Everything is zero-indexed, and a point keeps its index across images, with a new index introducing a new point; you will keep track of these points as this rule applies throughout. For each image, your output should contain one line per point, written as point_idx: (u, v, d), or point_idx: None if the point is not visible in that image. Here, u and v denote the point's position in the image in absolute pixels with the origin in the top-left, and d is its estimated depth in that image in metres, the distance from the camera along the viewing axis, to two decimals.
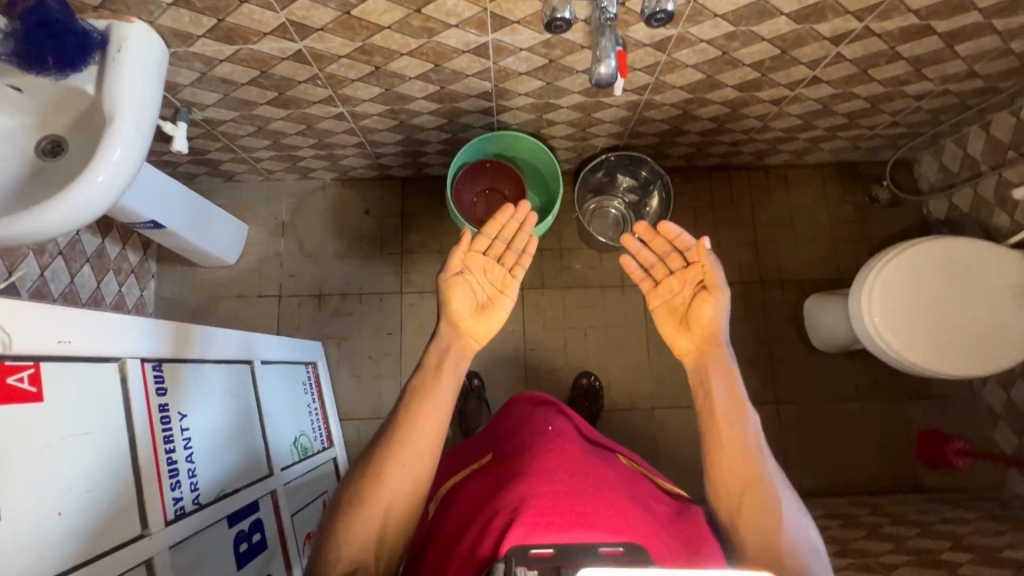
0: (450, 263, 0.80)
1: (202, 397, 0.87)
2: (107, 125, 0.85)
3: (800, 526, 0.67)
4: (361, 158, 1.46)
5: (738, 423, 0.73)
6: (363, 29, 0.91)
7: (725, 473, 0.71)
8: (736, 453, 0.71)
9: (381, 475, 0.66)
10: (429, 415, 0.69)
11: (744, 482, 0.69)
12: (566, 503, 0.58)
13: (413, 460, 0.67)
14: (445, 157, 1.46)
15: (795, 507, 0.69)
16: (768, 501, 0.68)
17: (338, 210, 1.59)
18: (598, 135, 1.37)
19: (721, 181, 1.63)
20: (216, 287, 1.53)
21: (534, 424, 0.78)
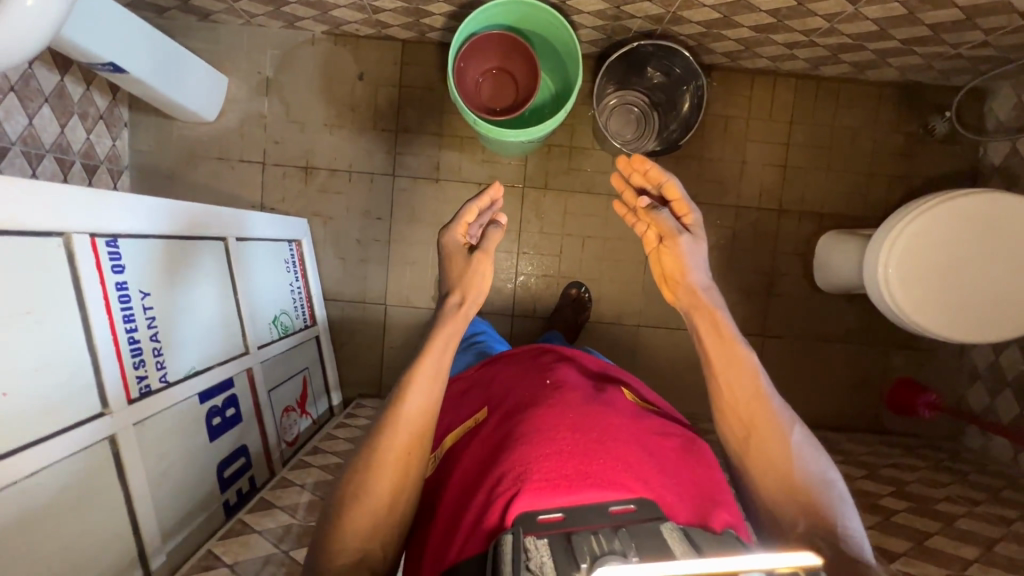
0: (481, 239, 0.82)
1: (183, 303, 0.86)
2: None
3: (815, 461, 0.67)
4: (355, 11, 1.26)
5: (737, 365, 0.71)
6: None
7: (737, 421, 0.70)
8: (741, 401, 0.70)
9: (381, 441, 0.66)
10: (425, 368, 0.71)
11: (749, 426, 0.69)
12: (571, 463, 0.59)
13: (409, 399, 0.68)
14: (450, 20, 1.25)
15: (807, 441, 0.69)
16: (778, 440, 0.67)
17: (329, 71, 1.41)
18: (633, 16, 1.16)
19: (765, 90, 1.43)
20: (194, 145, 1.42)
21: (534, 376, 0.77)
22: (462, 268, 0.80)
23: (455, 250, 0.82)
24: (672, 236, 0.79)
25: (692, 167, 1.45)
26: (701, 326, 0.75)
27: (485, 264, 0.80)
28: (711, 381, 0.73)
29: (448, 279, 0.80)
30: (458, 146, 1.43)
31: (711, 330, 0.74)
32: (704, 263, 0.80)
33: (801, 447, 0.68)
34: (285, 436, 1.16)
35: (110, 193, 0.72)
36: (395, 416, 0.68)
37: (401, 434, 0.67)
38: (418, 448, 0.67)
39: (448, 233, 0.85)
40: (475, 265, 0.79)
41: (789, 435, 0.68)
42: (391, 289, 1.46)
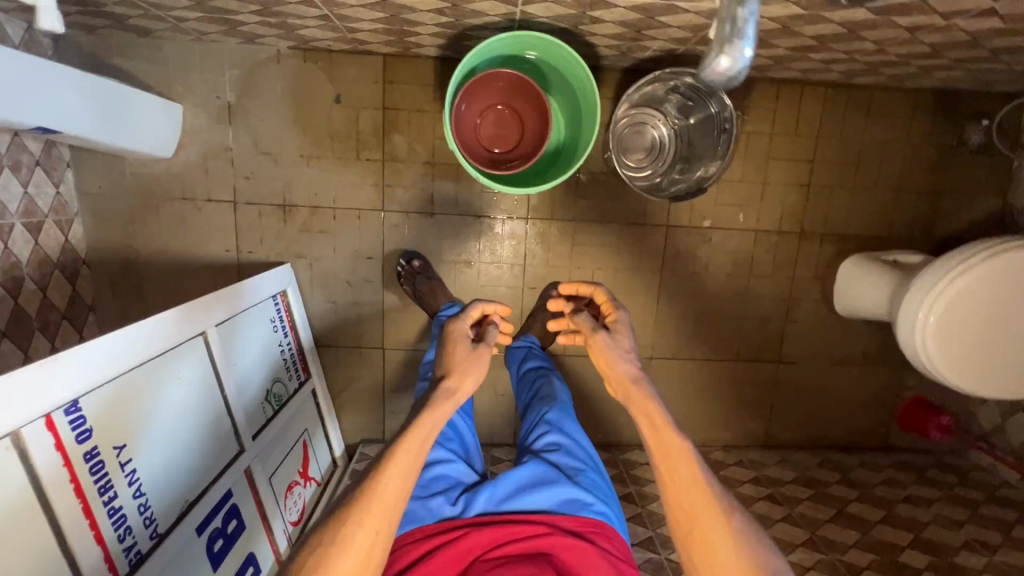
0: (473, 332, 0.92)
1: (164, 433, 0.77)
2: None
3: (759, 556, 0.61)
4: (327, 30, 1.07)
5: (671, 450, 0.69)
6: None
7: (675, 512, 0.66)
8: (680, 486, 0.66)
9: (356, 516, 0.63)
10: (413, 442, 0.71)
11: (690, 515, 0.64)
12: None
13: (385, 473, 0.67)
14: (441, 40, 1.08)
15: (753, 532, 0.63)
16: (715, 531, 0.63)
17: (301, 92, 1.22)
18: (655, 39, 1.00)
19: (790, 101, 1.29)
20: (152, 184, 1.25)
21: (489, 571, 0.71)
22: (463, 359, 0.85)
23: (461, 341, 0.88)
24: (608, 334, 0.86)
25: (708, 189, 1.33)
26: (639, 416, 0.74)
27: (485, 358, 0.87)
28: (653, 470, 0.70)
29: (446, 363, 0.85)
30: (452, 175, 1.28)
31: (645, 419, 0.73)
32: (630, 354, 0.84)
33: (750, 543, 0.62)
34: (291, 517, 1.10)
35: (63, 357, 0.63)
36: (364, 494, 0.65)
37: (368, 514, 0.64)
38: (383, 526, 0.64)
39: (455, 323, 0.93)
40: (474, 352, 0.86)
41: (734, 527, 0.63)
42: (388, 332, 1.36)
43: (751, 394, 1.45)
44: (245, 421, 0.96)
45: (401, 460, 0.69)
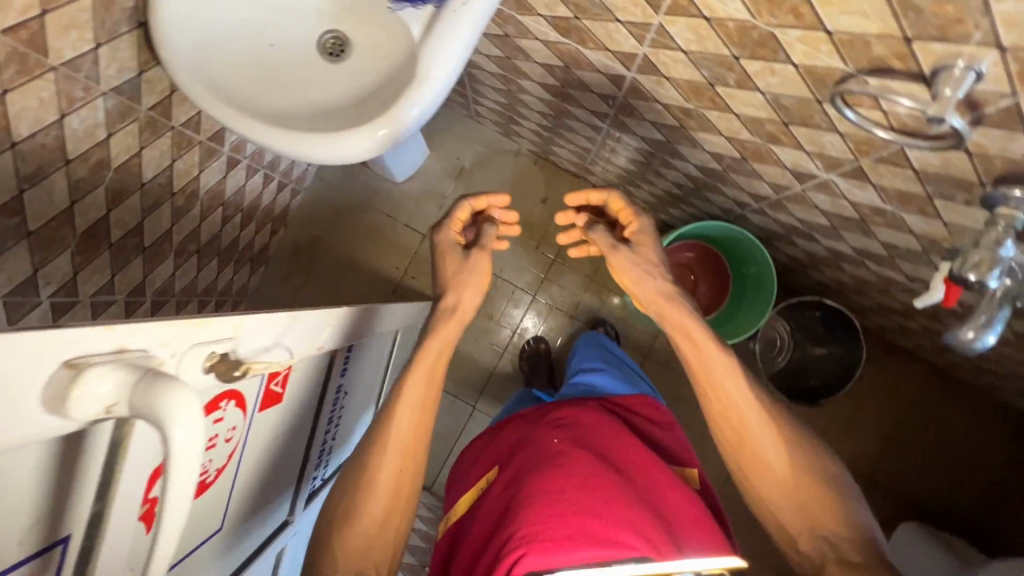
0: (469, 262, 0.82)
1: (356, 395, 0.95)
2: (412, 82, 0.73)
3: (808, 458, 0.74)
4: (574, 156, 1.35)
5: (731, 375, 0.75)
6: (709, 101, 0.79)
7: (728, 433, 0.76)
8: (736, 402, 0.75)
9: (381, 447, 0.75)
10: (428, 360, 0.79)
11: (744, 437, 0.75)
12: (566, 518, 0.62)
13: (399, 408, 0.76)
14: (654, 200, 1.34)
15: (800, 441, 0.75)
16: (768, 445, 0.74)
17: (519, 183, 1.49)
18: (823, 273, 1.23)
19: (896, 366, 1.47)
20: (372, 194, 1.49)
21: (540, 433, 0.79)
22: (460, 271, 0.83)
23: (450, 245, 0.84)
24: (616, 244, 0.82)
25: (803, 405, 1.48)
26: (680, 339, 0.78)
27: (481, 265, 0.82)
28: (701, 393, 0.77)
29: (444, 276, 0.83)
30: (601, 295, 1.48)
31: (684, 337, 0.78)
32: (659, 268, 0.82)
33: (797, 453, 0.74)
34: None
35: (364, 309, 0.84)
36: (383, 434, 0.76)
37: (390, 446, 0.75)
38: (405, 458, 0.76)
39: (440, 233, 0.85)
40: (470, 267, 0.82)
41: (782, 435, 0.74)
42: (486, 394, 1.48)
43: None
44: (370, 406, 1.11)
45: (409, 395, 0.77)
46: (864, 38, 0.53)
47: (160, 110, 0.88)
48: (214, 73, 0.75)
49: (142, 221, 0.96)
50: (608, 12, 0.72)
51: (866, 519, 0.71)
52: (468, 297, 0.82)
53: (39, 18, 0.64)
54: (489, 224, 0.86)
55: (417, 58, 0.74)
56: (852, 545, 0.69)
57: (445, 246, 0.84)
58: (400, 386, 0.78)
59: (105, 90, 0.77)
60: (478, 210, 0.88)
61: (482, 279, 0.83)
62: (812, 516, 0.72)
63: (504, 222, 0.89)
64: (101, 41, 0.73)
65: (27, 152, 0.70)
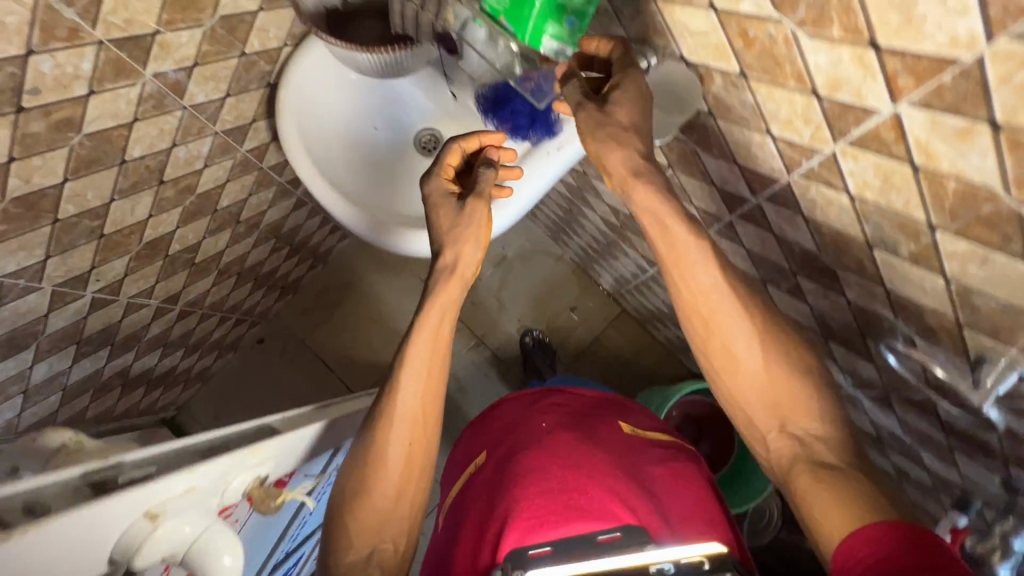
0: (465, 211, 0.70)
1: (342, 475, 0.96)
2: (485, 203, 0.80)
3: (795, 344, 0.60)
4: (613, 278, 1.40)
5: (706, 272, 0.58)
6: None
7: (706, 360, 0.62)
8: (710, 306, 0.59)
9: (383, 435, 0.67)
10: (421, 333, 0.70)
11: (727, 355, 0.60)
12: (557, 499, 0.64)
13: (399, 392, 0.68)
14: (676, 341, 1.37)
15: (774, 322, 0.60)
16: (745, 343, 0.59)
17: (553, 285, 1.54)
18: None
19: None
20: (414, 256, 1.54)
21: (529, 422, 0.79)
22: (455, 221, 0.70)
23: (445, 194, 0.71)
24: (603, 108, 0.56)
25: None
26: (656, 241, 0.60)
27: (481, 213, 0.69)
28: (664, 279, 0.61)
29: (435, 232, 0.70)
30: None
31: (660, 233, 0.59)
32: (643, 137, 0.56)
33: (777, 345, 0.59)
34: None
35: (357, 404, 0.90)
36: (387, 413, 0.68)
37: (392, 430, 0.67)
38: (417, 442, 0.69)
39: (429, 183, 0.73)
40: (470, 216, 0.69)
41: (757, 324, 0.59)
42: None
43: None
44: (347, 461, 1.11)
45: (411, 370, 0.68)
46: (921, 307, 0.56)
47: (256, 152, 0.95)
48: (319, 150, 0.81)
49: (203, 239, 1.00)
50: (686, 194, 0.78)
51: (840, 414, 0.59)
52: (466, 250, 0.70)
53: (189, 68, 0.72)
54: (488, 164, 0.71)
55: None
56: (826, 443, 0.58)
57: (437, 200, 0.71)
58: (403, 355, 0.69)
59: (218, 131, 0.83)
60: (468, 149, 0.74)
61: (483, 231, 0.71)
62: (784, 410, 0.59)
63: (505, 164, 0.74)
64: (231, 93, 0.80)
65: (131, 170, 0.76)
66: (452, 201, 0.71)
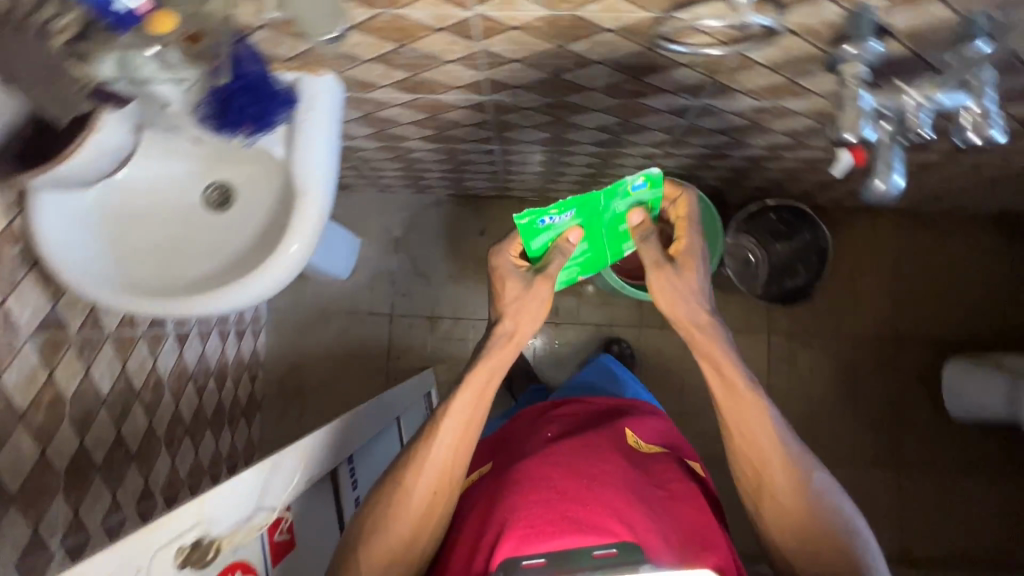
0: (516, 284, 0.77)
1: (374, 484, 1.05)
2: (296, 197, 0.77)
3: (784, 439, 0.75)
4: (489, 182, 1.39)
5: (734, 365, 0.76)
6: (564, 88, 0.83)
7: (732, 442, 0.76)
8: (741, 411, 0.75)
9: (417, 470, 0.74)
10: (473, 420, 0.77)
11: (746, 442, 0.75)
12: (556, 510, 0.66)
13: (431, 447, 0.75)
14: (575, 186, 1.38)
15: (781, 423, 0.76)
16: (761, 424, 0.74)
17: (453, 227, 1.53)
18: (755, 180, 1.26)
19: (866, 227, 1.49)
20: (327, 302, 1.51)
21: (535, 439, 0.86)
22: (520, 292, 0.77)
23: (511, 270, 0.79)
24: (681, 273, 0.77)
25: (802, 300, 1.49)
26: (687, 324, 0.78)
27: (543, 292, 0.78)
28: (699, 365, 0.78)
29: (497, 303, 0.79)
30: (574, 292, 1.50)
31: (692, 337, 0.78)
32: (696, 292, 0.77)
33: (782, 448, 0.74)
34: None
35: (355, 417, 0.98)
36: (421, 456, 0.75)
37: (426, 472, 0.74)
38: (443, 487, 0.75)
39: (498, 252, 0.80)
40: (531, 294, 0.77)
41: (764, 411, 0.75)
42: None
43: (871, 505, 1.43)
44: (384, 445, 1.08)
45: (446, 424, 0.76)
46: None
47: (89, 327, 0.90)
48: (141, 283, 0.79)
49: (120, 431, 0.97)
50: (434, 57, 0.75)
51: (832, 502, 0.73)
52: (530, 324, 0.79)
53: None
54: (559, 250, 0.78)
55: (293, 173, 0.77)
56: (804, 530, 0.72)
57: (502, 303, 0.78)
58: (444, 407, 0.77)
59: (28, 336, 0.79)
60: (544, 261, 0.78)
61: (541, 308, 0.80)
62: (772, 502, 0.74)
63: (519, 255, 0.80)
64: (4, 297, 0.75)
65: None
66: (520, 306, 0.77)
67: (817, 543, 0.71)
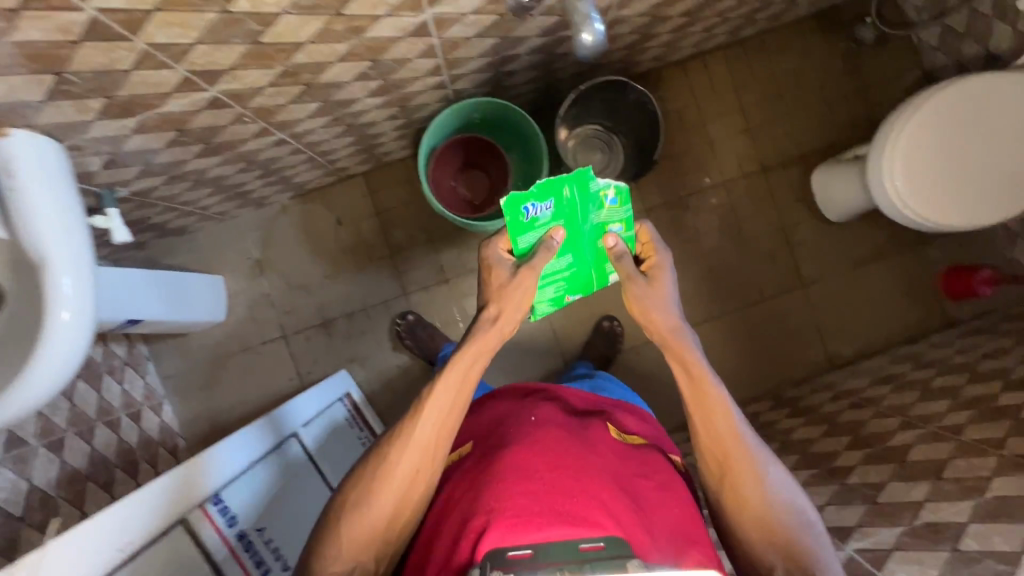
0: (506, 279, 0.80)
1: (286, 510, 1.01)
2: (38, 271, 0.70)
3: (760, 465, 0.75)
4: (316, 170, 1.31)
5: (714, 386, 0.78)
6: (279, 52, 0.76)
7: (708, 446, 0.77)
8: (720, 422, 0.77)
9: (402, 452, 0.75)
10: (444, 416, 0.77)
11: (720, 451, 0.76)
12: (545, 503, 0.65)
13: (417, 427, 0.76)
14: (401, 141, 1.32)
15: (757, 446, 0.77)
16: (738, 447, 0.76)
17: (309, 227, 1.47)
18: (564, 68, 1.21)
19: (700, 73, 1.48)
20: (217, 348, 1.46)
21: (521, 413, 0.83)
22: (504, 283, 0.80)
23: (497, 260, 0.82)
24: (650, 286, 0.83)
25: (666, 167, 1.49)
26: (667, 336, 0.81)
27: (528, 285, 0.79)
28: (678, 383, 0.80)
29: (487, 291, 0.81)
30: (452, 244, 1.47)
31: (672, 355, 0.80)
32: (671, 303, 0.82)
33: (760, 474, 0.75)
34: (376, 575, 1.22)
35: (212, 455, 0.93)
36: (405, 436, 0.75)
37: (409, 449, 0.75)
38: (423, 471, 0.76)
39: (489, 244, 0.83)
40: (518, 284, 0.79)
41: (746, 437, 0.76)
42: None
43: (790, 328, 1.50)
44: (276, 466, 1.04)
45: (425, 416, 0.76)
46: None
47: None
48: None
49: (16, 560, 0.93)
50: (110, 72, 0.67)
51: (790, 498, 0.74)
52: (511, 318, 0.81)
53: None
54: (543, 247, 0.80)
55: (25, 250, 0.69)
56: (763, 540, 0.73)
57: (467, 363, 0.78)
58: (428, 392, 0.78)
59: None
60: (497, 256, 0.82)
61: (526, 299, 0.81)
62: (739, 508, 0.74)
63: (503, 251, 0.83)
64: None
65: None
66: (501, 317, 0.80)
67: (774, 536, 0.73)
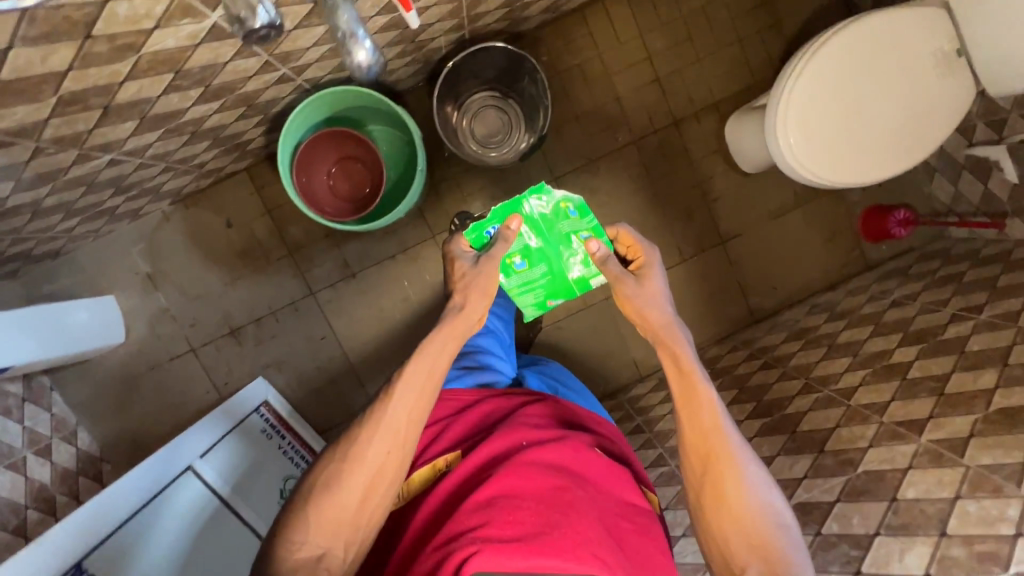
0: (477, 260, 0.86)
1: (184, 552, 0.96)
2: None
3: (751, 478, 0.71)
4: (183, 176, 1.20)
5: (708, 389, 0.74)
6: (38, 84, 0.64)
7: (694, 449, 0.73)
8: (708, 422, 0.73)
9: (371, 431, 0.72)
10: (424, 395, 0.75)
11: (707, 455, 0.72)
12: (531, 530, 0.63)
13: (392, 405, 0.73)
14: (273, 134, 1.20)
15: (750, 458, 0.72)
16: (728, 458, 0.71)
17: (197, 233, 1.37)
18: (435, 38, 1.09)
19: (601, 20, 1.35)
20: (123, 370, 1.40)
21: (506, 430, 0.80)
22: (467, 271, 0.87)
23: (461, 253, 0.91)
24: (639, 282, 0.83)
25: (573, 129, 1.39)
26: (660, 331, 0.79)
27: (491, 270, 0.85)
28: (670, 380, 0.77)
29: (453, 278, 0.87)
30: (353, 236, 1.39)
31: (667, 354, 0.78)
32: (661, 298, 0.82)
33: (754, 488, 0.70)
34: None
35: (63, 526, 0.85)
36: (376, 415, 0.73)
37: (384, 431, 0.72)
38: (398, 459, 0.73)
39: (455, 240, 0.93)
40: (481, 269, 0.85)
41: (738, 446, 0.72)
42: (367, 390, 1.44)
43: (713, 287, 1.47)
44: (166, 504, 0.96)
45: (403, 396, 0.74)
46: None
47: None
48: None
49: None
50: None
51: (768, 496, 0.70)
52: (478, 303, 0.84)
53: None
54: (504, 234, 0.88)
55: None
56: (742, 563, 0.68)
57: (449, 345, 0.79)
58: (401, 371, 0.76)
59: None
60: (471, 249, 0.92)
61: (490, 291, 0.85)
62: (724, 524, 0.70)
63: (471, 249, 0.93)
64: None
65: None
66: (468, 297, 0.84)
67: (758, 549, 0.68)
